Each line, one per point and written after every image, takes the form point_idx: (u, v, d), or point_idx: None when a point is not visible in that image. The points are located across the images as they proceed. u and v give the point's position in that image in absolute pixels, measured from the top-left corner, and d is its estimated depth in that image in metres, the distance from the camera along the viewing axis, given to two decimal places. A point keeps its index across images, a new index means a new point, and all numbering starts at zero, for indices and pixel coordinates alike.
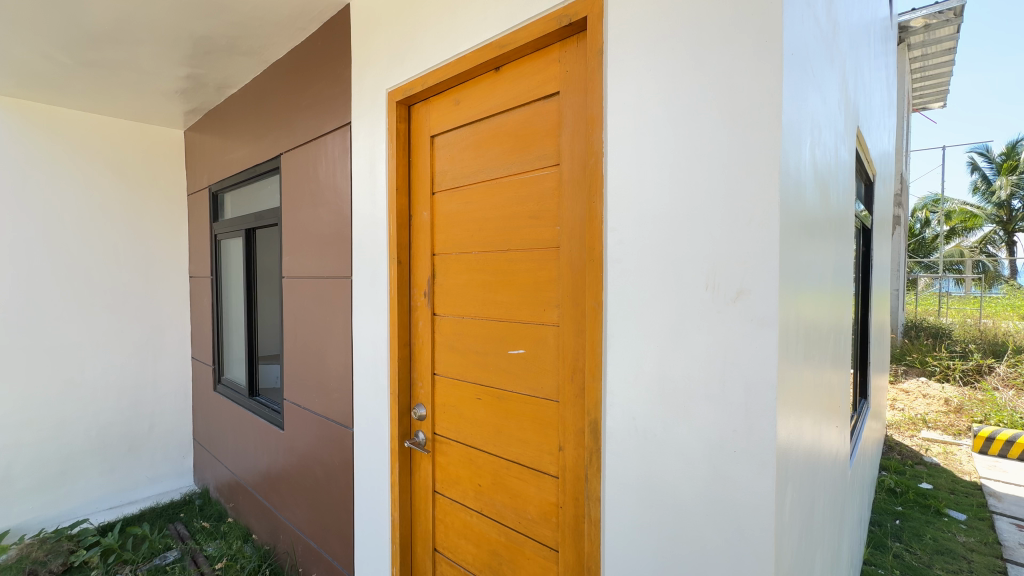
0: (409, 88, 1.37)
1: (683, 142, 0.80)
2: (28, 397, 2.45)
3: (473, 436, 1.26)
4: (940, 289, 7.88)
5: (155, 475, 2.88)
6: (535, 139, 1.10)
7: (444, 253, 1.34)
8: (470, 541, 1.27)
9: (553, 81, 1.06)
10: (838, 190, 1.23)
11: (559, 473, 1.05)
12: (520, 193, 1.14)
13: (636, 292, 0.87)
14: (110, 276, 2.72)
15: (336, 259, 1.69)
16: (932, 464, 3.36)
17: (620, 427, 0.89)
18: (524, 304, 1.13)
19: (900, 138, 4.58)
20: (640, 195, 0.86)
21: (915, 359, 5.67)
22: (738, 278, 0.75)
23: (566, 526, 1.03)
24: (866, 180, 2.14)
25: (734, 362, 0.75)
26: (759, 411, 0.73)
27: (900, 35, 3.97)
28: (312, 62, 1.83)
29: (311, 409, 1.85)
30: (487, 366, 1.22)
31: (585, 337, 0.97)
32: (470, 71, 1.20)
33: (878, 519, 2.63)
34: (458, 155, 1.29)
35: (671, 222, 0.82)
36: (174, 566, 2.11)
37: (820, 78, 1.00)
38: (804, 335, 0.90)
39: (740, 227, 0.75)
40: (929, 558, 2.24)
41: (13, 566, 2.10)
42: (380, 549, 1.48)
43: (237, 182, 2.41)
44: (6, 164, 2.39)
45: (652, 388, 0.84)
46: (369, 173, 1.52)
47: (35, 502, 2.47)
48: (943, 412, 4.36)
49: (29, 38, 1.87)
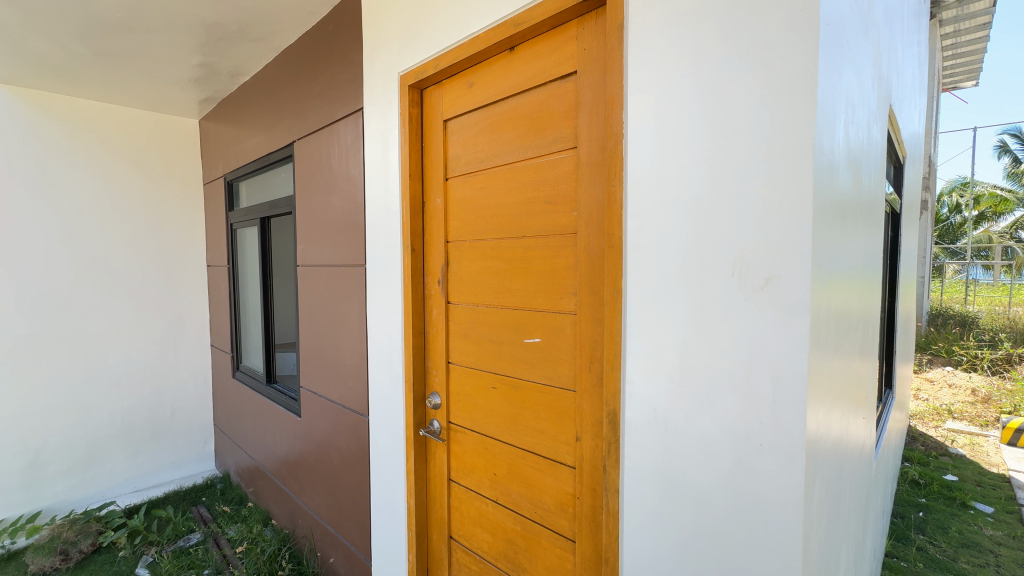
0: (422, 70, 1.33)
1: (709, 123, 0.76)
2: (54, 383, 2.52)
3: (488, 425, 1.25)
4: (967, 276, 7.66)
5: (178, 460, 2.95)
6: (550, 121, 1.07)
7: (458, 239, 1.32)
8: (485, 529, 1.27)
9: (570, 60, 1.02)
10: (870, 172, 1.17)
11: (575, 463, 1.04)
12: (536, 178, 1.10)
13: (658, 280, 0.83)
14: (130, 266, 2.76)
15: (350, 247, 1.69)
16: (957, 455, 3.28)
17: (639, 418, 0.87)
18: (539, 291, 1.11)
19: (929, 120, 4.41)
20: (662, 177, 0.82)
21: (941, 348, 5.52)
22: (767, 264, 0.71)
23: (583, 517, 1.02)
24: (896, 163, 2.05)
25: (760, 352, 0.72)
26: (787, 404, 0.70)
27: (932, 11, 3.78)
28: (323, 47, 1.81)
29: (326, 397, 1.86)
30: (502, 354, 1.21)
31: (604, 325, 0.94)
32: (484, 51, 1.17)
33: (900, 511, 2.57)
34: (472, 140, 1.26)
35: (695, 206, 0.78)
36: (197, 548, 2.16)
37: (854, 52, 0.94)
38: (835, 324, 0.86)
39: (768, 209, 0.71)
40: (954, 551, 2.19)
41: (45, 546, 2.18)
42: (396, 537, 1.49)
43: (251, 170, 2.41)
44: (26, 156, 2.43)
45: (673, 378, 0.82)
46: (382, 158, 1.49)
47: (65, 485, 2.55)
48: (970, 403, 4.23)
49: (46, 29, 1.88)
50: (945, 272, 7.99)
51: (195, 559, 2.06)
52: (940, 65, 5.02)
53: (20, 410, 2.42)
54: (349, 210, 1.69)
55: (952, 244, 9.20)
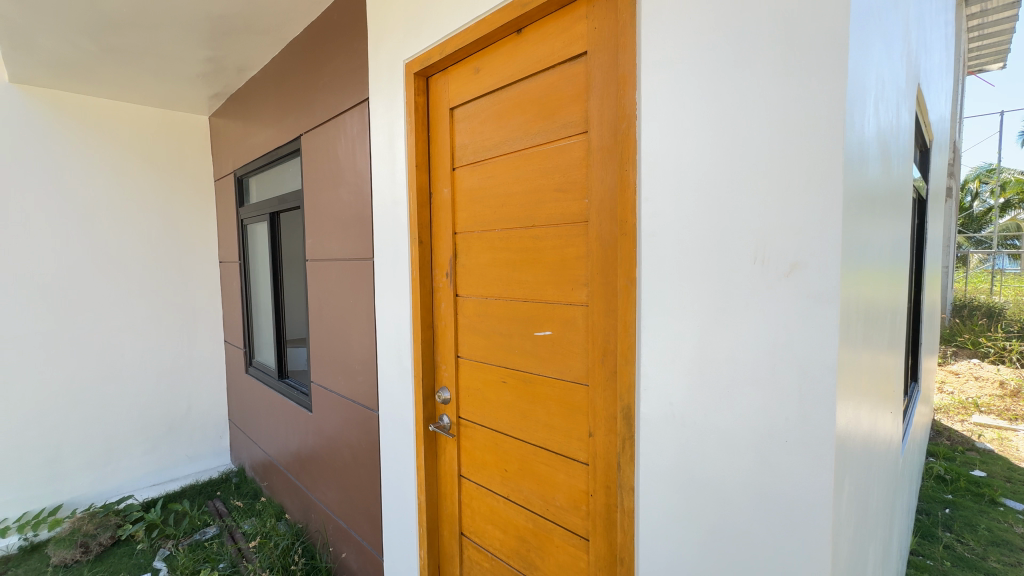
0: (427, 58, 1.30)
1: (730, 100, 0.72)
2: (72, 379, 2.57)
3: (499, 421, 1.22)
4: (994, 266, 7.42)
5: (194, 454, 2.99)
6: (560, 106, 1.02)
7: (466, 230, 1.29)
8: (496, 526, 1.24)
9: (579, 40, 0.97)
10: (898, 155, 1.10)
11: (589, 460, 1.00)
12: (545, 165, 1.07)
13: (677, 268, 0.79)
14: (144, 263, 2.79)
15: (357, 240, 1.67)
16: (985, 450, 3.17)
17: (655, 414, 0.83)
18: (550, 282, 1.07)
19: (955, 104, 4.24)
20: (678, 160, 0.78)
21: (967, 340, 5.36)
22: (791, 250, 0.67)
23: (597, 515, 0.98)
24: (922, 147, 1.96)
25: (785, 344, 0.68)
26: (814, 399, 0.66)
27: None
28: (329, 38, 1.78)
29: (337, 392, 1.85)
30: (512, 348, 1.17)
31: (617, 317, 0.90)
32: (490, 35, 1.13)
33: (925, 507, 2.49)
34: (479, 128, 1.22)
35: (717, 187, 0.73)
36: (212, 542, 2.18)
37: (884, 24, 0.88)
38: (864, 313, 0.81)
39: (793, 192, 0.66)
40: (983, 550, 2.11)
41: (65, 539, 2.20)
42: (407, 533, 1.48)
43: (260, 166, 2.40)
44: (41, 155, 2.46)
45: (691, 372, 0.78)
46: (388, 150, 1.47)
47: (85, 479, 2.60)
48: (998, 396, 4.10)
49: (55, 27, 1.88)
50: (970, 262, 7.75)
51: (210, 553, 2.08)
52: (965, 47, 4.83)
53: (40, 405, 2.47)
54: (356, 203, 1.67)
55: (977, 234, 8.91)
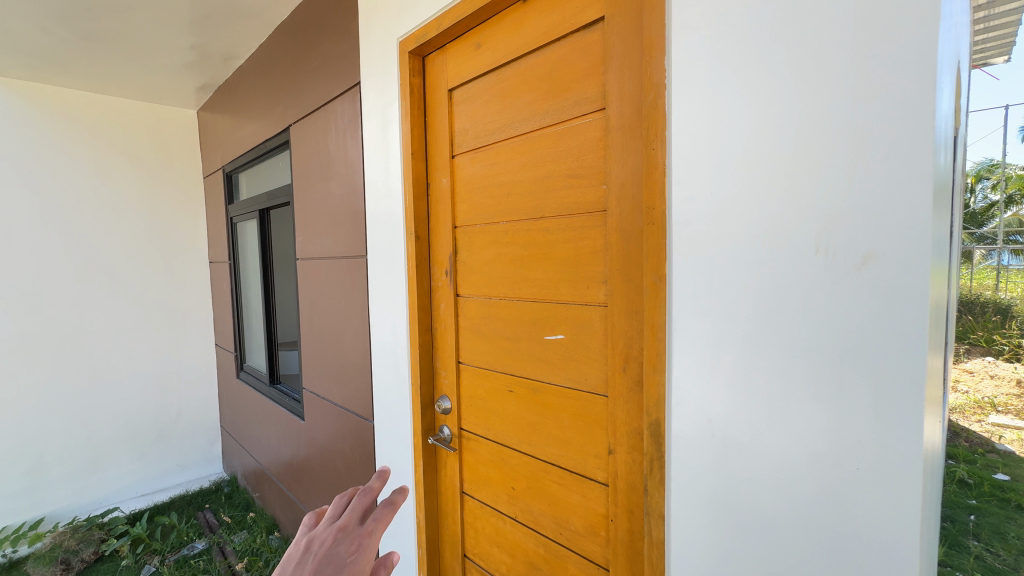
0: (423, 34, 1.18)
1: (784, 62, 0.60)
2: (55, 386, 2.45)
3: (505, 434, 1.11)
4: (1001, 263, 7.32)
5: (185, 462, 2.87)
6: (572, 81, 0.91)
7: (467, 223, 1.17)
8: (503, 550, 1.13)
9: (596, 4, 0.85)
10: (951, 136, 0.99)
11: (608, 480, 0.89)
12: (556, 149, 0.95)
13: (718, 262, 0.67)
14: (130, 263, 2.66)
15: (350, 237, 1.55)
16: (1006, 452, 3.07)
17: (690, 432, 0.72)
18: (562, 280, 0.95)
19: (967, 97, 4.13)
20: (718, 135, 0.66)
21: (980, 338, 5.26)
22: (863, 238, 0.55)
23: (619, 543, 0.87)
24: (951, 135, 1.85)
25: (855, 353, 0.56)
26: (893, 418, 0.54)
27: None
28: (318, 20, 1.66)
29: (329, 400, 1.73)
30: (520, 354, 1.06)
31: (642, 320, 0.79)
32: (493, 4, 1.01)
33: (950, 514, 2.38)
34: (481, 110, 1.11)
35: (768, 166, 0.62)
36: (200, 558, 2.06)
37: None
38: (935, 314, 0.70)
39: (866, 168, 0.55)
40: (1015, 560, 2.00)
41: (45, 555, 2.10)
42: (406, 554, 1.36)
43: (249, 160, 2.28)
44: (19, 150, 2.34)
45: (735, 384, 0.66)
46: (382, 137, 1.35)
47: (69, 490, 2.48)
48: (1014, 395, 3.99)
49: (26, 11, 1.76)
50: (977, 258, 7.64)
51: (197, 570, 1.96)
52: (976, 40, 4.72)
53: (20, 413, 2.35)
54: (348, 197, 1.55)
55: (984, 230, 8.81)
